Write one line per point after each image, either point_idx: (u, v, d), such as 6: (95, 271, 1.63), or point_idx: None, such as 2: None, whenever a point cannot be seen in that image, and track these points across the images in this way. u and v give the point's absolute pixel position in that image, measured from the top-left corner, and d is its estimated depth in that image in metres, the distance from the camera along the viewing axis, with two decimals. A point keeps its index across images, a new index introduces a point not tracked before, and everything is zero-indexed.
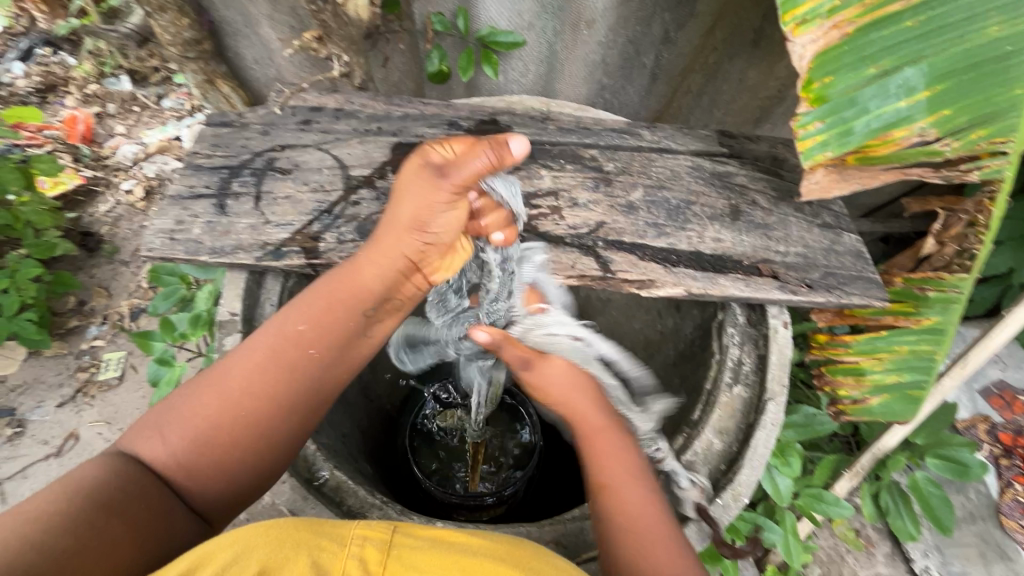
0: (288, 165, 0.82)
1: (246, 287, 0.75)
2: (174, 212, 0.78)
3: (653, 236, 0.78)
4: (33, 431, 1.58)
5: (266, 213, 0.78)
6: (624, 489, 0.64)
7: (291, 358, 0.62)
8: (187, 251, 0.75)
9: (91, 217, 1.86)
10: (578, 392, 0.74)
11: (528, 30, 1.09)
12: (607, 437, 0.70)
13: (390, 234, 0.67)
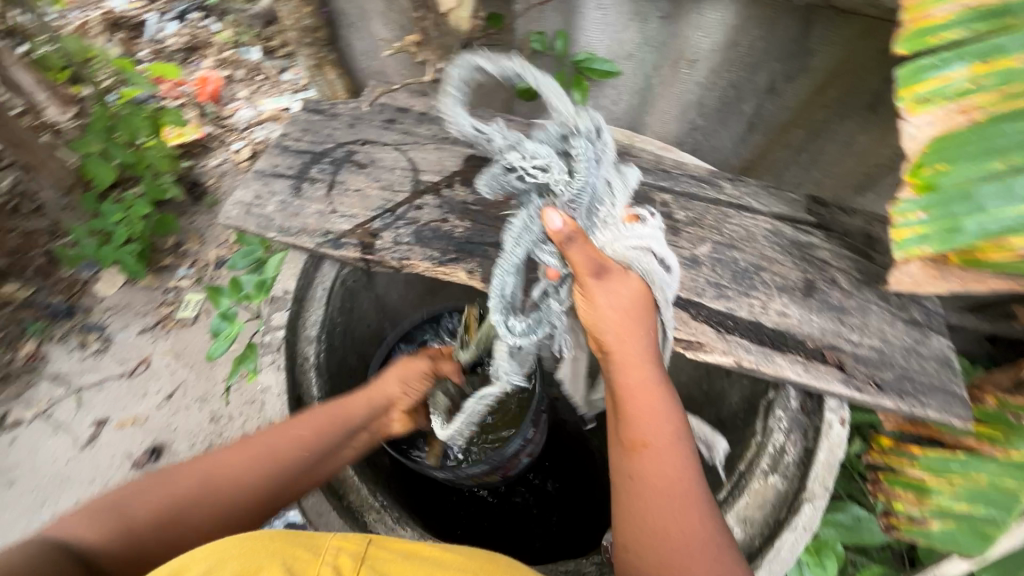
0: (364, 160, 0.85)
1: (302, 268, 0.82)
2: (255, 187, 0.83)
3: (712, 296, 0.74)
4: (114, 350, 1.76)
5: (336, 202, 0.81)
6: (670, 474, 0.61)
7: (278, 458, 0.67)
8: (258, 225, 0.80)
9: (202, 169, 2.04)
10: (628, 320, 0.66)
11: (627, 60, 1.08)
12: (655, 396, 0.65)
13: (391, 376, 0.80)
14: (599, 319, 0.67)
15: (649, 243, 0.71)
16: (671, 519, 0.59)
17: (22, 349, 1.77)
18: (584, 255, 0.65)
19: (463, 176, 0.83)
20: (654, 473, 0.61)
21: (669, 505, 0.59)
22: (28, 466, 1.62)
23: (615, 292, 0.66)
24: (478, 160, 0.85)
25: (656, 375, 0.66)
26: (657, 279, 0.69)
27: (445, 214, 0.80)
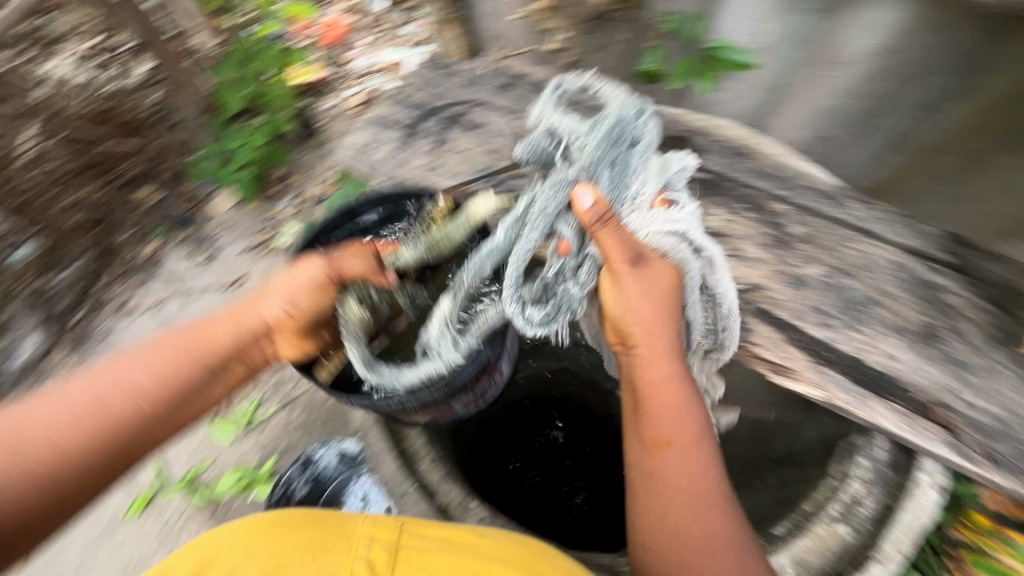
0: (475, 121, 0.86)
1: None
2: (370, 132, 0.87)
3: (813, 322, 0.68)
4: (221, 262, 1.93)
5: (441, 160, 0.83)
6: (690, 472, 0.63)
7: (115, 401, 0.63)
8: (367, 169, 0.85)
9: (314, 110, 2.13)
10: (655, 313, 0.66)
11: (764, 53, 1.00)
12: (677, 391, 0.66)
13: (253, 304, 0.73)
14: (628, 309, 0.66)
15: (687, 229, 0.70)
16: (690, 517, 0.62)
17: (146, 248, 2.01)
18: (606, 240, 0.65)
19: None
20: (678, 472, 0.63)
21: (693, 505, 0.62)
22: None
23: (640, 284, 0.65)
24: None
25: (678, 367, 0.67)
26: (690, 267, 0.69)
27: None
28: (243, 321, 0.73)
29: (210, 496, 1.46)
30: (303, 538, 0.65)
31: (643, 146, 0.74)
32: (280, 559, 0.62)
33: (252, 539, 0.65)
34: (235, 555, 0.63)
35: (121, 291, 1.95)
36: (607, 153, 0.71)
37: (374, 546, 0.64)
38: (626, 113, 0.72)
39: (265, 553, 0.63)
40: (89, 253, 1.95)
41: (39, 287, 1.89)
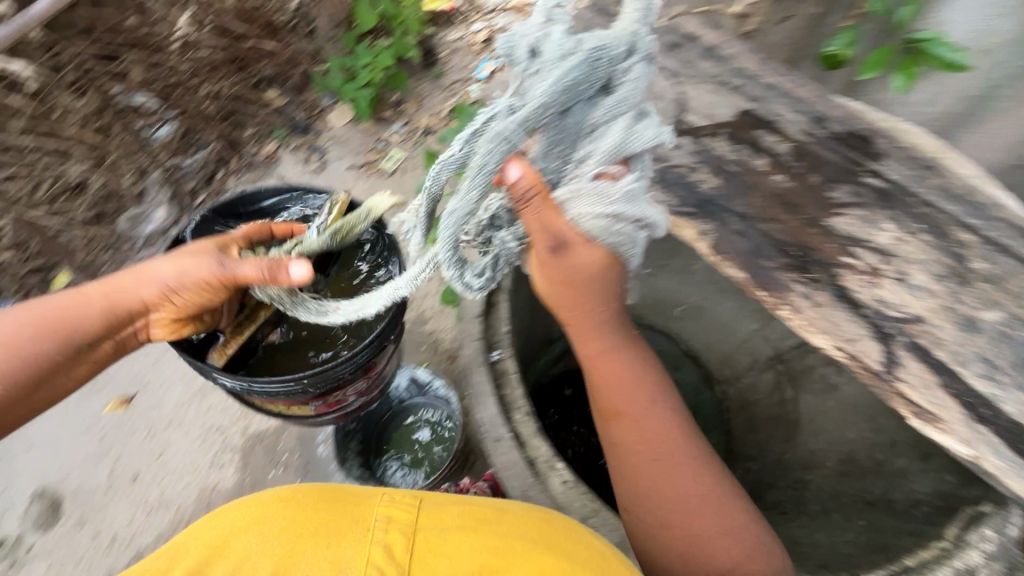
0: None
1: None
2: None
3: (979, 373, 0.59)
4: (328, 174, 2.15)
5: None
6: (648, 435, 0.70)
7: None
8: None
9: (439, 40, 2.24)
10: (587, 293, 0.67)
11: (980, 53, 0.86)
12: (616, 362, 0.71)
13: (117, 288, 0.83)
14: (552, 289, 0.68)
15: (621, 211, 0.63)
16: (655, 478, 0.69)
17: (267, 148, 2.21)
18: (535, 230, 0.63)
19: (731, 130, 0.76)
20: (634, 439, 0.71)
21: (655, 469, 0.69)
22: None
23: (566, 267, 0.65)
24: (752, 118, 0.76)
25: (611, 344, 0.71)
26: (627, 244, 0.65)
27: (697, 164, 0.74)
28: (117, 297, 0.83)
29: None
30: (318, 522, 0.65)
31: (622, 93, 0.63)
32: (300, 543, 0.62)
33: (264, 522, 0.64)
34: (250, 537, 0.63)
35: (237, 184, 2.15)
36: (560, 105, 0.62)
37: (390, 529, 0.65)
38: (592, 60, 0.61)
39: (280, 537, 0.63)
40: (216, 144, 2.14)
41: (172, 166, 2.08)
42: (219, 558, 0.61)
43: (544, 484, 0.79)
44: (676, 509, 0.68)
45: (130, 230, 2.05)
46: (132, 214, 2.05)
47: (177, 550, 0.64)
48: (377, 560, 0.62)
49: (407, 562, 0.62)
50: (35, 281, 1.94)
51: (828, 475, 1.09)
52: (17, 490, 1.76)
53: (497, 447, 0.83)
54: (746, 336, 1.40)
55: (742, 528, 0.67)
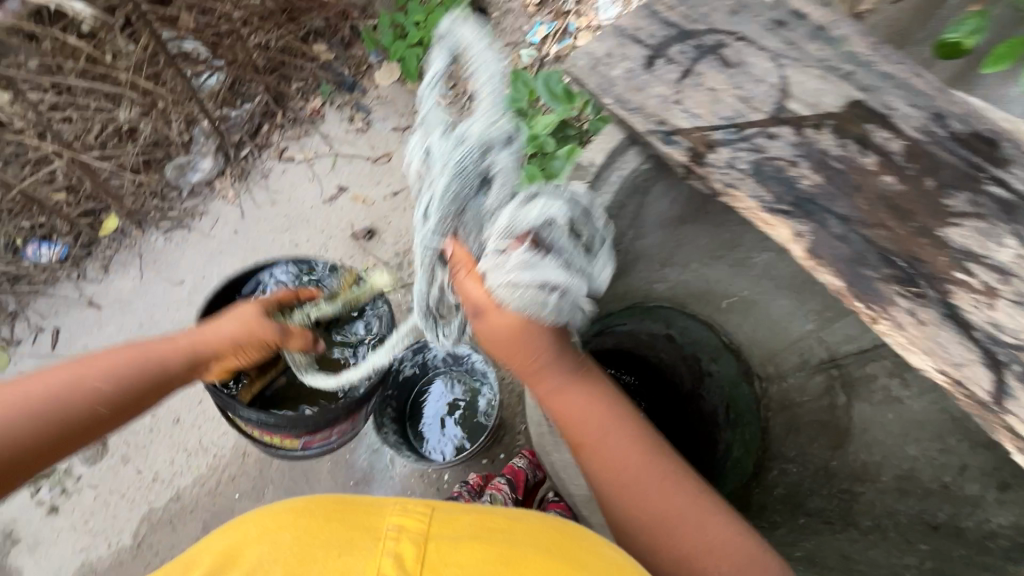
0: (734, 59, 0.74)
1: (615, 146, 0.85)
2: (610, 42, 0.77)
3: None
4: (371, 134, 2.12)
5: (684, 93, 0.73)
6: (613, 462, 0.84)
7: (78, 405, 0.81)
8: (598, 86, 0.76)
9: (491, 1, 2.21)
10: (530, 346, 0.84)
11: None
12: (567, 397, 0.87)
13: (208, 334, 0.96)
14: (502, 344, 0.85)
15: (519, 279, 0.80)
16: (626, 496, 0.83)
17: (309, 103, 2.16)
18: (471, 305, 0.84)
19: (838, 123, 0.69)
20: (600, 465, 0.85)
21: (627, 487, 0.83)
22: (287, 196, 2.07)
23: (493, 325, 0.83)
24: (865, 111, 0.68)
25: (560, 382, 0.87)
26: (538, 308, 0.81)
27: (799, 159, 0.68)
28: (203, 347, 0.94)
29: None
30: (328, 532, 0.71)
31: (498, 189, 0.84)
32: (314, 551, 0.68)
33: (278, 531, 0.71)
34: (264, 546, 0.69)
35: (282, 139, 2.13)
36: (459, 206, 0.84)
37: (402, 538, 0.72)
38: (462, 169, 0.80)
39: (294, 545, 0.69)
40: (262, 96, 2.12)
41: (220, 116, 2.09)
42: (234, 565, 0.68)
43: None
44: (662, 520, 0.81)
45: (176, 178, 2.07)
46: (179, 163, 2.06)
47: (191, 560, 0.71)
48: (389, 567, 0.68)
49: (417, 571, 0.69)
50: (86, 224, 2.01)
51: (883, 491, 1.07)
52: None
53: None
54: (799, 335, 1.31)
55: (728, 538, 0.79)
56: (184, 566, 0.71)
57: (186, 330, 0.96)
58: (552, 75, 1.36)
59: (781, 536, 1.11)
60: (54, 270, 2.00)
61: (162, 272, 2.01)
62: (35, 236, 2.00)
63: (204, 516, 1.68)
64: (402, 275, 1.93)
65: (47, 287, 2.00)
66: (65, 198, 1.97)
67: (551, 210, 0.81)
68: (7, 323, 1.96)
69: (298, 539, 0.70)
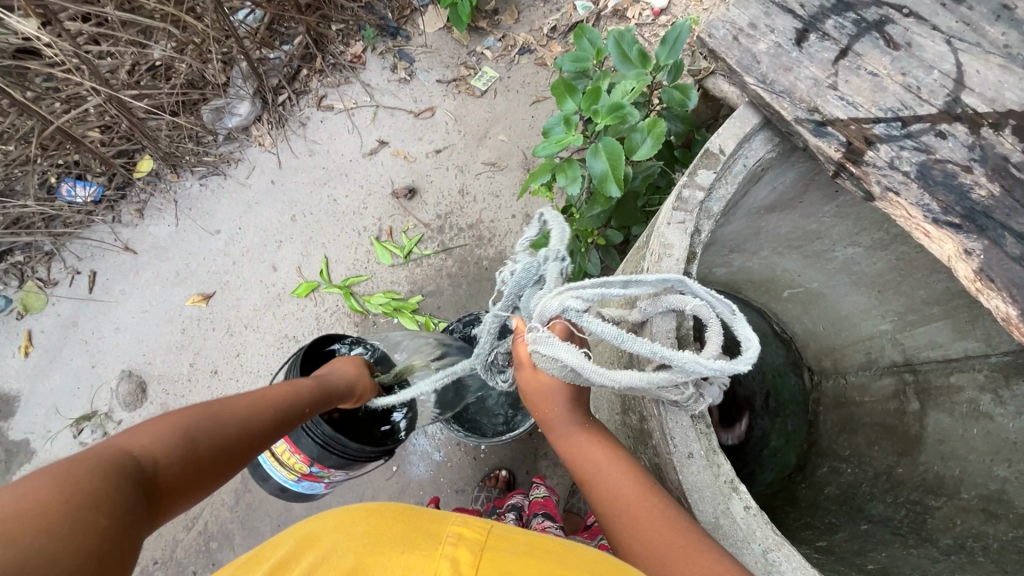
0: (900, 38, 0.69)
1: (744, 134, 0.79)
2: (755, 9, 0.77)
3: None
4: (415, 86, 2.00)
5: (840, 76, 0.71)
6: (606, 492, 0.72)
7: (292, 414, 0.77)
8: (739, 62, 0.77)
9: None
10: (545, 400, 0.78)
11: None
12: (570, 443, 0.78)
13: (355, 370, 0.94)
14: (523, 391, 0.81)
15: (536, 347, 0.71)
16: (617, 527, 0.69)
17: (350, 48, 2.04)
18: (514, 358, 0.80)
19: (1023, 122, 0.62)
20: (595, 496, 0.73)
21: (622, 527, 0.69)
22: (326, 147, 1.98)
23: (529, 384, 0.78)
24: None
25: (566, 427, 0.78)
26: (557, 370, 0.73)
27: (970, 159, 0.64)
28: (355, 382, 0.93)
29: (363, 306, 1.78)
30: (392, 533, 0.60)
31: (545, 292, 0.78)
32: (379, 546, 0.59)
33: (351, 523, 0.61)
34: (339, 535, 0.60)
35: (321, 85, 2.02)
36: (516, 296, 0.83)
37: (461, 545, 0.59)
38: (517, 273, 0.79)
39: (363, 536, 0.60)
40: (302, 37, 1.98)
41: (258, 58, 1.96)
42: (312, 548, 0.59)
43: (727, 506, 0.69)
44: (651, 561, 0.64)
45: (212, 122, 1.97)
46: (215, 106, 1.96)
47: (274, 542, 0.62)
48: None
49: None
50: (121, 165, 1.93)
51: (966, 510, 1.01)
52: (104, 370, 1.83)
53: (688, 464, 0.71)
54: (870, 334, 1.26)
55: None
56: (261, 551, 0.62)
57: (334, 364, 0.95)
58: (626, 33, 1.24)
59: (841, 541, 1.02)
60: (88, 212, 1.94)
61: (199, 221, 1.95)
62: (69, 174, 1.92)
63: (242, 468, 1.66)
64: (442, 238, 1.86)
65: (83, 229, 1.95)
66: (99, 137, 1.88)
67: (570, 299, 0.69)
68: (44, 263, 1.93)
69: (353, 540, 0.59)
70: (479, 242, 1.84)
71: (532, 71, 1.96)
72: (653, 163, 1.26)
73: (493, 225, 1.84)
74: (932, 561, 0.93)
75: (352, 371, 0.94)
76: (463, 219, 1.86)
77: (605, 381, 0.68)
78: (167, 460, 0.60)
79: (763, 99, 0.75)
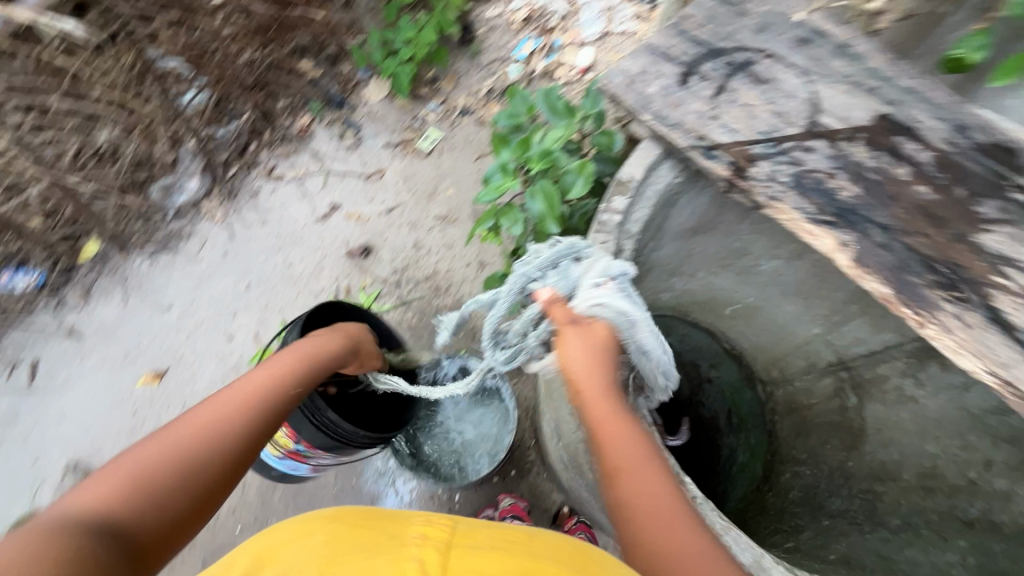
0: (764, 74, 0.82)
1: (650, 162, 0.89)
2: (645, 61, 0.89)
3: None
4: (364, 151, 2.10)
5: (720, 109, 0.83)
6: (637, 493, 0.68)
7: (270, 409, 0.74)
8: (637, 101, 0.89)
9: (478, 16, 2.21)
10: (596, 367, 0.77)
11: None
12: (616, 425, 0.73)
13: (330, 338, 0.91)
14: (573, 361, 0.78)
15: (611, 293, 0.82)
16: (647, 528, 0.65)
17: (298, 120, 2.13)
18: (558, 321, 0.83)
19: (871, 134, 0.75)
20: (631, 495, 0.68)
21: (643, 531, 0.65)
22: (279, 215, 2.02)
23: (582, 340, 0.81)
24: (894, 123, 0.74)
25: (617, 403, 0.75)
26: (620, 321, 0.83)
27: (833, 168, 0.77)
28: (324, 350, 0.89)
29: None
30: (359, 536, 0.60)
31: (590, 258, 0.85)
32: (349, 547, 0.59)
33: (311, 534, 0.60)
34: (299, 547, 0.58)
35: (270, 157, 2.09)
36: (550, 265, 0.89)
37: (428, 544, 0.59)
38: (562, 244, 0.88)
39: (328, 543, 0.59)
40: (249, 114, 2.05)
41: (206, 135, 2.02)
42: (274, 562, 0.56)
43: None
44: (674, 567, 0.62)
45: (162, 200, 1.99)
46: (164, 184, 1.99)
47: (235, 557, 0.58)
48: (415, 572, 0.55)
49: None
50: (66, 249, 1.90)
51: (908, 489, 1.11)
52: (47, 463, 1.73)
53: None
54: (806, 340, 1.33)
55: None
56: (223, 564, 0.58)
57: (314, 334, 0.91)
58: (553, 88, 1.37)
59: (805, 539, 1.06)
60: (29, 299, 1.89)
61: (148, 298, 1.92)
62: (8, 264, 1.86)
63: (201, 554, 1.54)
64: (400, 292, 1.90)
65: (23, 317, 1.89)
66: (40, 225, 1.83)
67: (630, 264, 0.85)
68: None
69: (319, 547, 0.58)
70: (436, 293, 1.88)
71: (474, 130, 2.09)
72: (588, 201, 1.35)
73: (449, 274, 1.89)
74: (885, 542, 1.01)
75: (368, 338, 1.00)
76: (420, 271, 1.91)
77: (654, 342, 0.84)
78: (150, 505, 0.59)
79: (660, 131, 0.87)
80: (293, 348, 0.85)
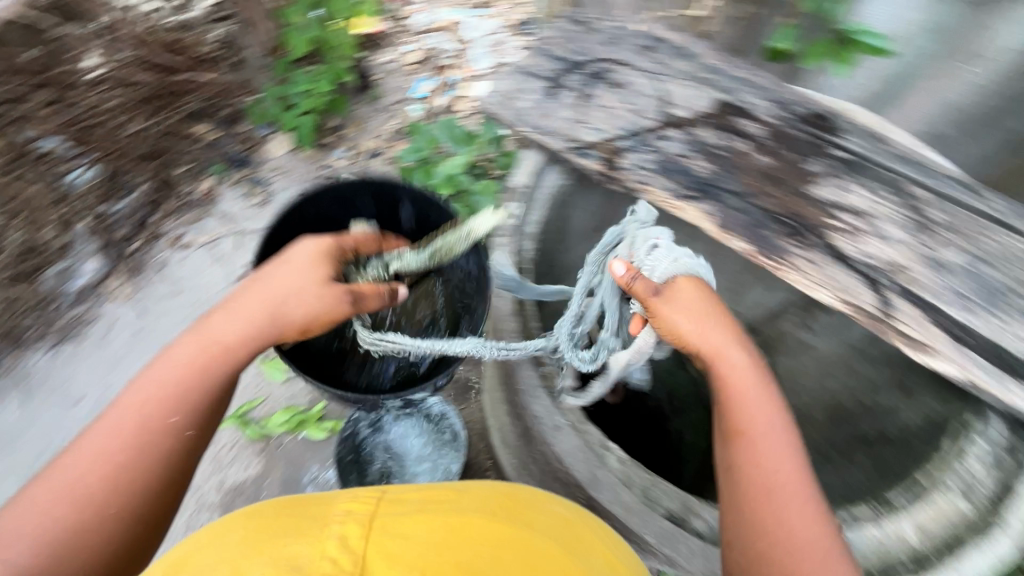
0: (619, 80, 0.94)
1: (536, 167, 1.00)
2: (516, 80, 0.98)
3: (955, 306, 0.75)
4: (276, 205, 2.07)
5: (587, 114, 0.93)
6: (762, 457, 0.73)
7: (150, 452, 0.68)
8: (514, 117, 0.96)
9: (372, 62, 2.21)
10: (712, 327, 0.80)
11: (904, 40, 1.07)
12: (743, 384, 0.78)
13: (227, 326, 0.76)
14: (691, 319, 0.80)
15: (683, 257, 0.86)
16: (766, 492, 0.71)
17: (201, 185, 2.07)
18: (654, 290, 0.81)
19: (713, 119, 0.88)
20: (751, 458, 0.74)
21: (769, 495, 0.71)
22: (192, 283, 1.94)
23: (686, 300, 0.82)
24: (730, 108, 0.89)
25: (743, 360, 0.80)
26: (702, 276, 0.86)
27: (688, 152, 0.87)
28: (225, 340, 0.76)
29: (263, 430, 1.62)
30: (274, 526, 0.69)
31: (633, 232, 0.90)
32: (270, 538, 0.67)
33: (224, 534, 0.68)
34: (213, 549, 0.65)
35: (176, 227, 2.01)
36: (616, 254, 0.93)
37: (347, 520, 0.70)
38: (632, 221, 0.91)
39: (245, 537, 0.67)
40: (147, 185, 1.98)
41: (101, 213, 1.92)
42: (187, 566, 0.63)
43: (601, 462, 0.91)
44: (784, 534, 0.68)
45: (58, 287, 1.87)
46: (58, 270, 1.87)
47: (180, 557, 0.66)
48: (335, 548, 0.66)
49: (361, 547, 0.67)
50: None
51: (819, 426, 1.20)
52: None
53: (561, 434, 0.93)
54: None
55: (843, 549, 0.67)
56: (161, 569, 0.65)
57: (220, 315, 0.77)
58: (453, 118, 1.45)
59: None
60: None
61: (57, 394, 1.78)
62: None
63: None
64: None
65: None
66: None
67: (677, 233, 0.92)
68: None
69: (242, 539, 0.67)
70: None
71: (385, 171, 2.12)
72: None
73: None
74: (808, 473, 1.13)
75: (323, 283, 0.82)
76: None
77: None
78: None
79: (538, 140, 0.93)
80: (184, 351, 0.74)
